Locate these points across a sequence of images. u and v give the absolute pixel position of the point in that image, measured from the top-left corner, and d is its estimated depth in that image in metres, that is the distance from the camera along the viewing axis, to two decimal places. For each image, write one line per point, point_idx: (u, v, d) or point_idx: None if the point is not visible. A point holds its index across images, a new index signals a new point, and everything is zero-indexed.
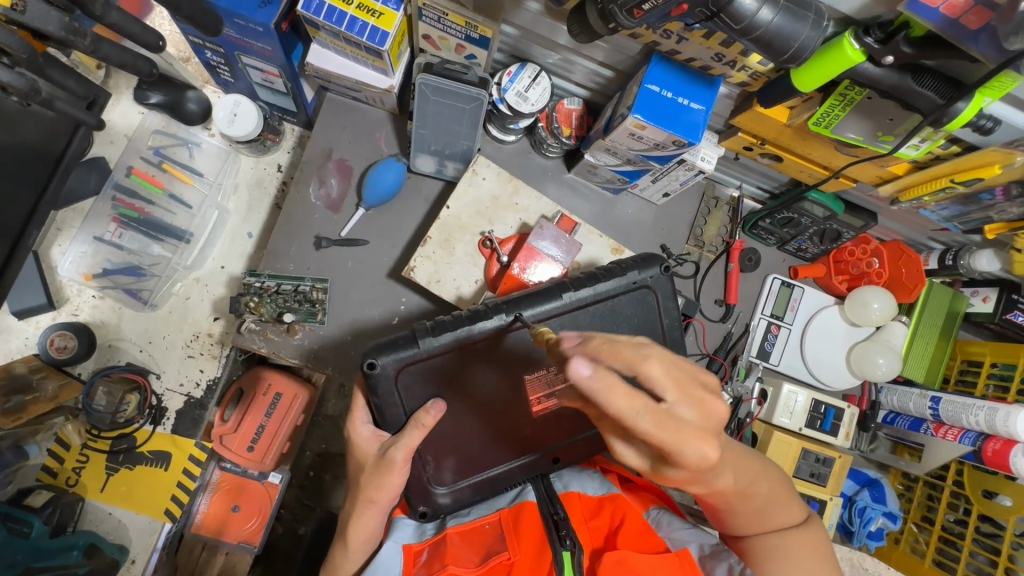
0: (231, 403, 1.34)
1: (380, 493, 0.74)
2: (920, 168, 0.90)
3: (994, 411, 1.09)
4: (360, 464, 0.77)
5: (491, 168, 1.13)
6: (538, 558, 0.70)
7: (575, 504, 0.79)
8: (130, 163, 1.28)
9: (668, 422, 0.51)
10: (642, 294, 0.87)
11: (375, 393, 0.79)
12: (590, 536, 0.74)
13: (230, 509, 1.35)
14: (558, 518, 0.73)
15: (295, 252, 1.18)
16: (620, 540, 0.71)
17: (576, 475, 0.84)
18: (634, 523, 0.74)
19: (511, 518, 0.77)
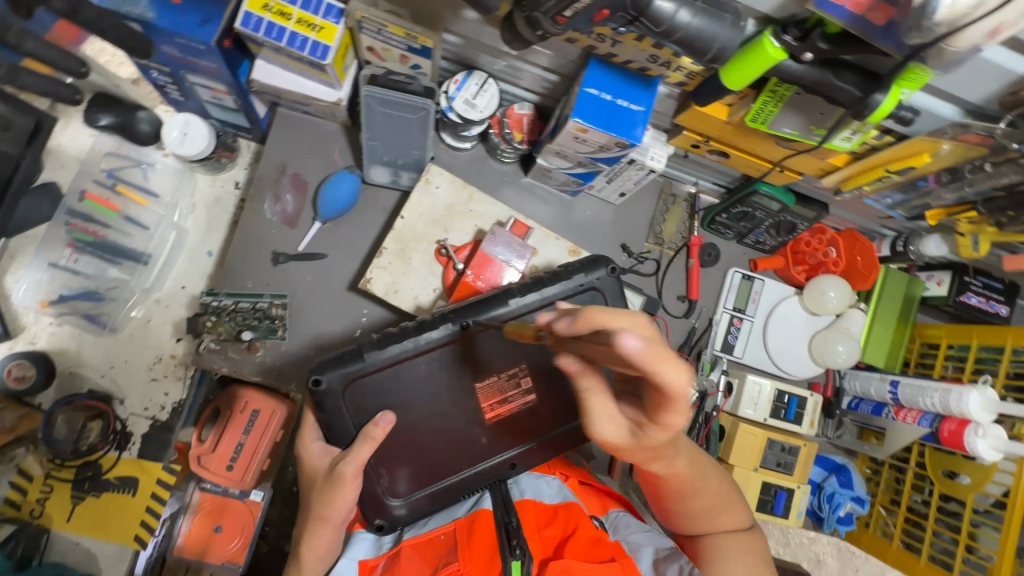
0: (208, 423, 1.29)
1: (328, 511, 0.76)
2: (858, 159, 0.92)
3: (948, 392, 1.11)
4: (311, 480, 0.79)
5: (445, 177, 1.13)
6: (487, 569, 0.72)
7: (530, 512, 0.80)
8: (84, 187, 1.27)
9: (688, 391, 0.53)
10: (590, 296, 0.88)
11: (323, 409, 0.79)
12: (541, 545, 0.76)
13: (212, 530, 1.30)
14: (510, 528, 0.75)
15: (253, 269, 1.18)
16: (568, 550, 0.74)
17: (535, 484, 0.86)
18: (586, 533, 0.77)
19: (465, 528, 0.78)
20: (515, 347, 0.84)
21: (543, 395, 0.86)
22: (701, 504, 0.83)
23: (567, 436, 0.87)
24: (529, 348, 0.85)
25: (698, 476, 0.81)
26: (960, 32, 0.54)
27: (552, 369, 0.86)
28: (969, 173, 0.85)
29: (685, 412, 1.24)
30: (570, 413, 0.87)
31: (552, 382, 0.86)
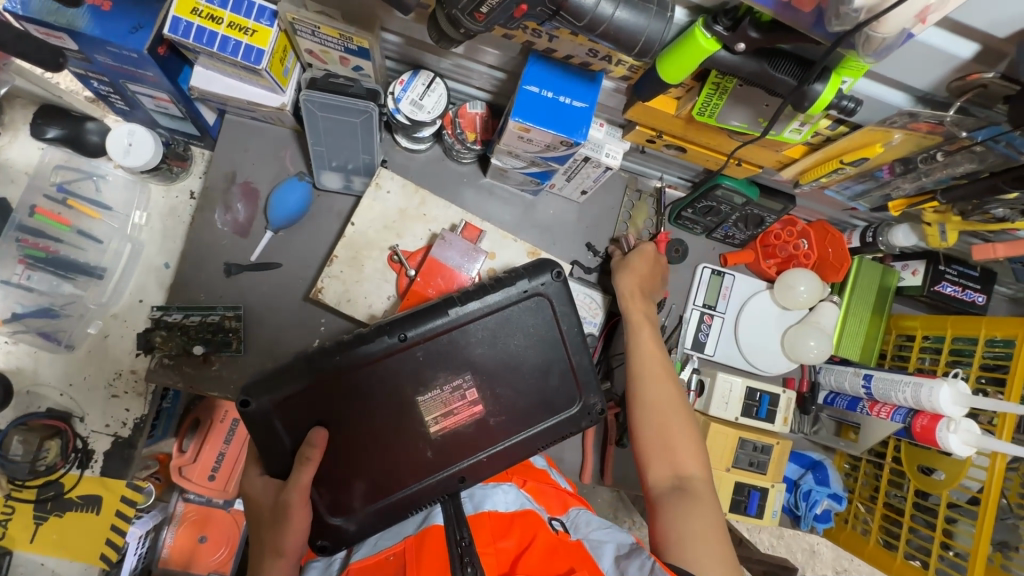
0: (190, 433, 1.37)
1: (285, 543, 0.71)
2: (814, 150, 0.88)
3: (918, 387, 1.08)
4: (256, 512, 0.75)
5: (396, 180, 1.10)
6: None
7: (483, 525, 0.74)
8: (33, 202, 1.22)
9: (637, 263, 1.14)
10: (536, 302, 0.85)
11: (256, 429, 0.76)
12: (495, 561, 0.69)
13: (198, 540, 1.42)
14: (463, 546, 0.69)
15: (205, 282, 1.15)
16: (522, 566, 0.67)
17: (489, 493, 0.80)
18: (544, 542, 0.70)
19: (415, 547, 0.72)
20: (458, 357, 0.81)
21: (490, 406, 0.82)
22: (660, 423, 0.95)
23: (518, 448, 0.84)
24: (473, 358, 0.82)
25: (659, 389, 0.98)
26: (881, 17, 0.52)
27: (498, 379, 0.83)
28: (922, 163, 0.82)
29: None
30: (519, 424, 0.84)
31: (499, 392, 0.83)
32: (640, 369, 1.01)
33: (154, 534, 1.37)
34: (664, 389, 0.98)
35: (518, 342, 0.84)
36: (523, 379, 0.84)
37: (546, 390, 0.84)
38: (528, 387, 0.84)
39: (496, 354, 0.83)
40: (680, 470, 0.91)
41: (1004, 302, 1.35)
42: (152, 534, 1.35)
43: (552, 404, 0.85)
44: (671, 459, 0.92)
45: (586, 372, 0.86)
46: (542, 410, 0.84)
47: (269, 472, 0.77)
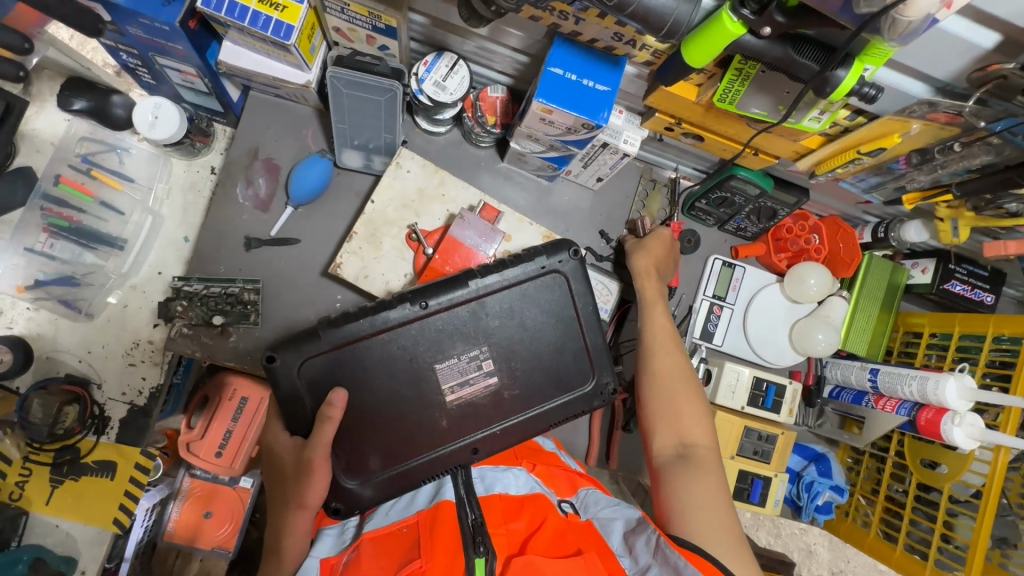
0: (197, 410, 1.45)
1: (306, 498, 0.75)
2: (830, 141, 0.90)
3: (925, 380, 1.09)
4: (281, 470, 0.79)
5: (416, 160, 1.12)
6: (447, 565, 0.65)
7: (495, 506, 0.76)
8: (58, 171, 1.26)
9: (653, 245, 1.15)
10: (553, 279, 0.87)
11: (279, 388, 0.79)
12: (507, 541, 0.71)
13: (203, 515, 1.46)
14: (475, 523, 0.70)
15: (225, 254, 1.17)
16: (530, 546, 0.70)
17: (499, 476, 0.81)
18: (553, 525, 0.74)
19: (429, 520, 0.73)
20: (475, 329, 0.83)
21: (505, 378, 0.84)
22: (669, 394, 0.97)
23: (531, 422, 0.85)
24: (489, 331, 0.84)
25: (670, 362, 1.00)
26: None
27: (513, 353, 0.85)
28: (939, 154, 0.83)
29: None
30: (533, 399, 0.86)
31: (515, 366, 0.85)
32: (652, 343, 1.03)
33: (159, 508, 1.43)
34: (675, 363, 1.00)
35: (534, 317, 0.85)
36: (538, 354, 0.86)
37: (559, 365, 0.86)
38: (543, 362, 0.86)
39: (513, 328, 0.85)
40: (685, 442, 0.93)
41: (1012, 304, 1.36)
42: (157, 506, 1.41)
43: (565, 381, 0.87)
44: (677, 429, 0.94)
45: (599, 350, 0.88)
46: (556, 385, 0.86)
47: (289, 435, 0.79)
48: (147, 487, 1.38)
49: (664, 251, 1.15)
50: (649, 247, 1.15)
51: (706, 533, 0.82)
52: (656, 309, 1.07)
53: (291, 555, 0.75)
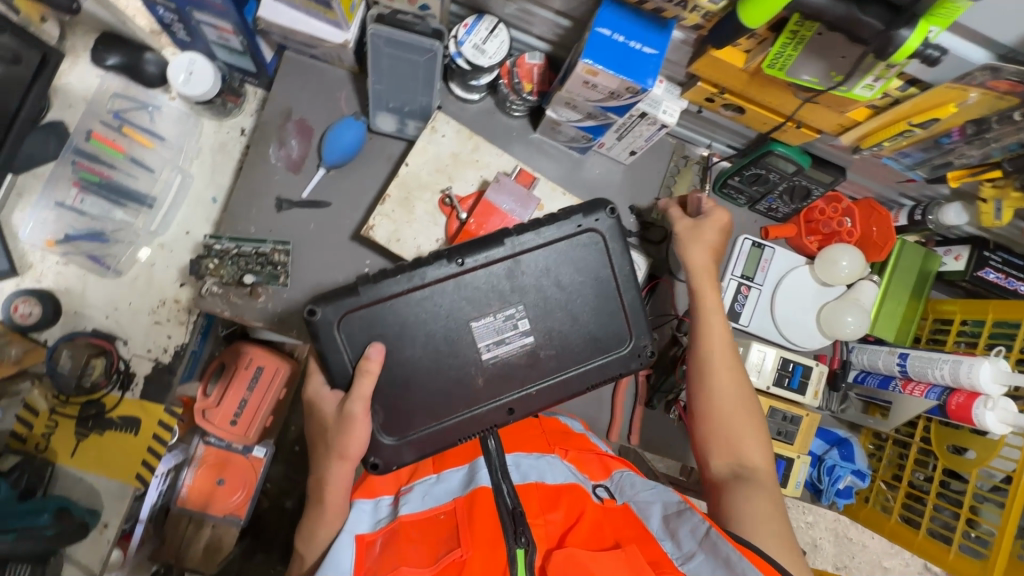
0: (214, 378, 1.47)
1: (348, 449, 0.76)
2: (878, 113, 0.89)
3: (958, 363, 1.10)
4: (321, 422, 0.79)
5: (451, 125, 1.11)
6: (490, 555, 0.68)
7: (533, 496, 0.77)
8: (90, 127, 1.27)
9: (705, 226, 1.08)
10: (589, 238, 0.85)
11: (318, 340, 0.78)
12: (544, 533, 0.74)
13: (215, 483, 1.49)
14: (514, 511, 0.71)
15: (256, 214, 1.17)
16: (569, 539, 0.73)
17: (535, 465, 0.83)
18: (590, 517, 0.76)
19: (467, 506, 0.74)
20: (512, 288, 0.82)
21: (541, 338, 0.84)
22: (725, 413, 0.98)
23: (567, 382, 0.86)
24: (526, 290, 0.83)
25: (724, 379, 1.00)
26: None
27: (550, 313, 0.84)
28: (996, 125, 0.81)
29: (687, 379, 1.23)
30: (569, 360, 0.86)
31: (551, 325, 0.84)
32: (706, 357, 1.01)
33: (174, 474, 1.47)
34: (735, 371, 1.00)
35: (571, 277, 0.85)
36: (574, 315, 0.85)
37: (595, 328, 0.86)
38: (579, 322, 0.85)
39: (550, 288, 0.84)
40: (742, 455, 0.95)
41: None
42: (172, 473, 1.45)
43: (602, 343, 0.87)
44: (735, 442, 0.96)
45: (636, 313, 0.88)
46: (591, 346, 0.86)
47: (329, 388, 0.80)
48: (167, 450, 1.38)
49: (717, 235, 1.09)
50: (707, 234, 1.07)
51: (769, 545, 0.83)
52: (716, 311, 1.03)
53: (333, 504, 0.78)
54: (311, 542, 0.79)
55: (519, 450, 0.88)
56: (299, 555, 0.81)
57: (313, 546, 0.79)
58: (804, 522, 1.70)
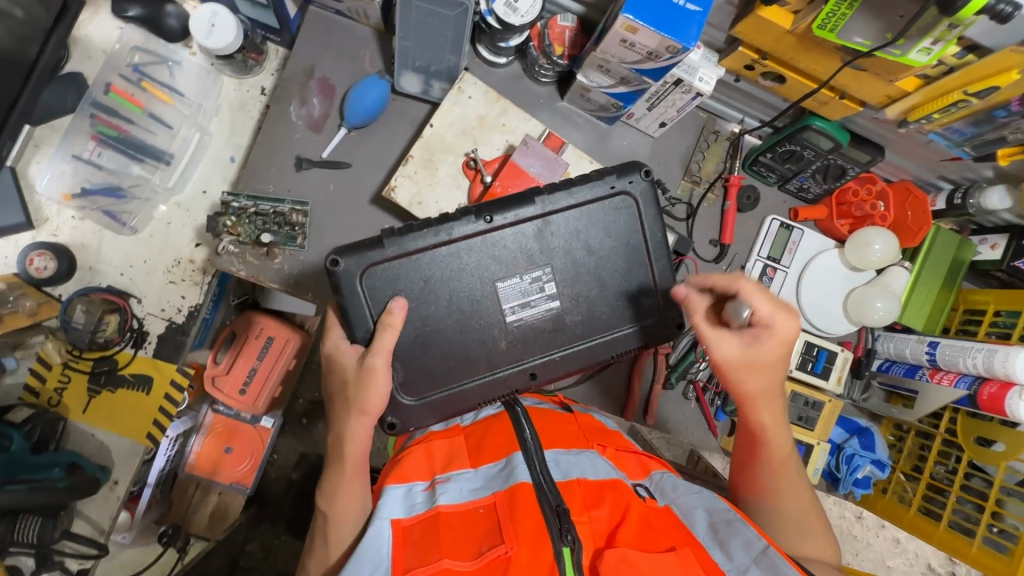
0: (224, 347, 1.47)
1: (368, 404, 0.75)
2: (929, 83, 0.85)
3: (992, 352, 1.06)
4: (339, 376, 0.77)
5: (478, 87, 1.08)
6: (536, 554, 0.65)
7: (576, 491, 0.72)
8: (109, 80, 1.24)
9: (759, 323, 0.77)
10: (622, 201, 0.83)
11: (340, 291, 0.77)
12: (589, 531, 0.70)
13: (223, 450, 1.48)
14: (561, 509, 0.68)
15: (275, 174, 1.14)
16: (619, 538, 0.68)
17: (575, 461, 0.78)
18: (637, 513, 0.72)
19: (506, 500, 0.69)
20: (541, 249, 0.80)
21: (567, 303, 0.82)
22: (788, 511, 0.85)
23: (593, 349, 0.84)
24: (554, 252, 0.81)
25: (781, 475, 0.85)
26: None
27: (578, 278, 0.82)
28: None
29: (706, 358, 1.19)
30: (595, 328, 0.84)
31: (579, 290, 0.82)
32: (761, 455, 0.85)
33: (183, 440, 1.46)
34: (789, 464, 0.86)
35: (601, 241, 0.83)
36: (602, 281, 0.83)
37: (623, 295, 0.84)
38: (607, 289, 0.83)
39: (579, 252, 0.82)
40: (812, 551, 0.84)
41: None
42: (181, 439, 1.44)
43: (629, 312, 0.85)
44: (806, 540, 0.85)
45: (665, 281, 0.86)
46: (618, 315, 0.84)
47: (348, 341, 0.78)
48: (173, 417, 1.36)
49: (774, 329, 0.78)
50: (764, 363, 0.79)
51: None
52: (778, 425, 0.84)
53: (353, 457, 0.78)
54: (332, 496, 0.78)
55: (556, 446, 0.81)
56: (321, 511, 0.78)
57: (337, 502, 0.77)
58: None
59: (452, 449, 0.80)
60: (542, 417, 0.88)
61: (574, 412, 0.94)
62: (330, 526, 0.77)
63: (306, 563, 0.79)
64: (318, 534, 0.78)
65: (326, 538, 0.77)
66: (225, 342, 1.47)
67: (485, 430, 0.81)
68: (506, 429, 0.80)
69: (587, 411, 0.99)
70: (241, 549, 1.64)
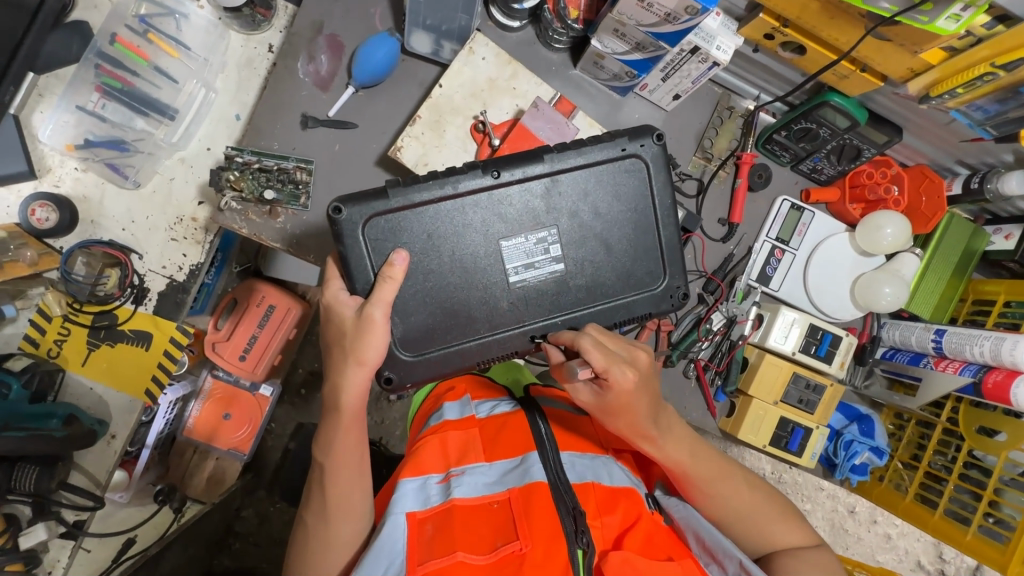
0: (224, 314, 1.46)
1: (367, 355, 0.75)
2: (954, 55, 0.83)
3: (1001, 341, 1.04)
4: (337, 326, 0.77)
5: (490, 48, 1.05)
6: (549, 553, 0.74)
7: (591, 496, 0.81)
8: (114, 30, 1.20)
9: (603, 381, 0.75)
10: (632, 164, 0.82)
11: (341, 240, 0.77)
12: (600, 535, 0.79)
13: (222, 416, 1.48)
14: (576, 511, 0.78)
15: (280, 131, 1.12)
16: (625, 543, 0.77)
17: (589, 466, 0.87)
18: (642, 528, 0.81)
19: (522, 498, 0.79)
20: (547, 209, 0.79)
21: (572, 267, 0.81)
22: (740, 513, 0.89)
23: (597, 316, 0.83)
24: (560, 213, 0.79)
25: (721, 482, 0.88)
26: None
27: (584, 241, 0.80)
28: None
29: (709, 337, 1.21)
30: (599, 295, 0.83)
31: (584, 254, 0.81)
32: (693, 476, 0.87)
33: (181, 405, 1.46)
34: (721, 467, 0.90)
35: (609, 204, 0.81)
36: (608, 246, 0.82)
37: (630, 262, 0.83)
38: (612, 255, 0.82)
39: (586, 214, 0.80)
40: (776, 541, 0.89)
41: None
42: (180, 403, 1.44)
43: (636, 281, 0.84)
44: (767, 533, 0.89)
45: (673, 251, 0.85)
46: (624, 281, 0.83)
47: (349, 293, 0.77)
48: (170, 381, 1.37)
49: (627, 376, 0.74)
50: (622, 407, 0.77)
51: None
52: (667, 449, 0.85)
53: (349, 407, 0.80)
54: (330, 447, 0.82)
55: (571, 448, 0.90)
56: (318, 462, 0.83)
57: (332, 451, 0.82)
58: (800, 509, 1.68)
59: (468, 441, 0.89)
60: (557, 420, 0.96)
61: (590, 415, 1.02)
62: (327, 476, 0.82)
63: (304, 515, 0.85)
64: (315, 483, 0.84)
65: (323, 488, 0.82)
66: (227, 309, 1.47)
67: (503, 425, 0.91)
68: (519, 428, 0.90)
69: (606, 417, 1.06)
70: (236, 515, 1.66)
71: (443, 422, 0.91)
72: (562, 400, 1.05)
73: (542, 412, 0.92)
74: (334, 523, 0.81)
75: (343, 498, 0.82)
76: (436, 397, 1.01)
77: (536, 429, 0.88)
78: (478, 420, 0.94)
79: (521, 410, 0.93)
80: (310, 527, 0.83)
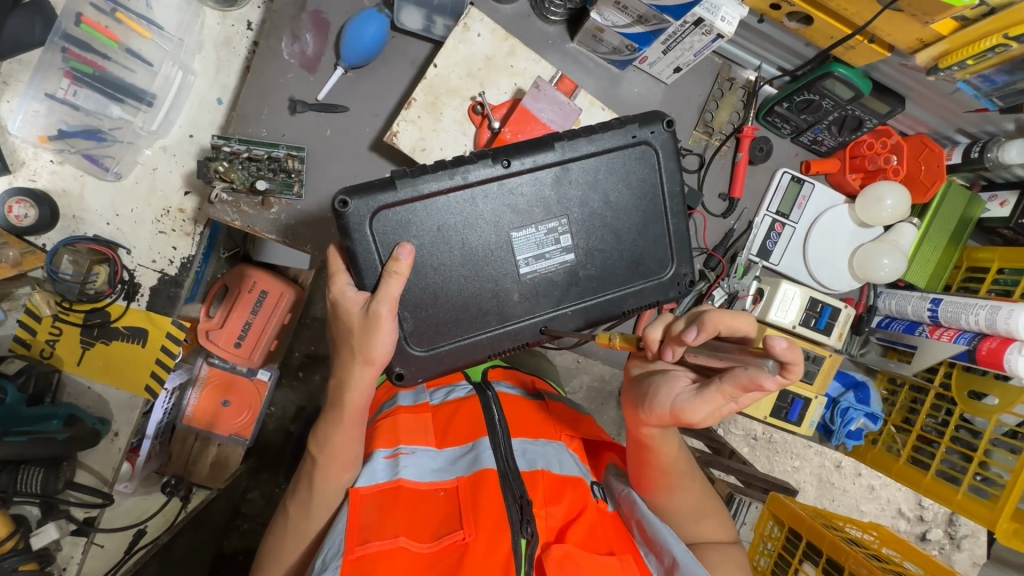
0: (214, 301, 1.41)
1: (375, 354, 0.74)
2: (965, 26, 0.83)
3: (995, 310, 1.07)
4: (345, 324, 0.75)
5: (485, 24, 1.01)
6: (489, 549, 0.74)
7: (539, 484, 0.83)
8: (79, 9, 1.12)
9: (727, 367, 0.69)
10: (643, 150, 0.83)
11: (349, 234, 0.75)
12: (545, 525, 0.79)
13: (220, 403, 1.44)
14: (524, 501, 0.79)
15: (267, 116, 1.07)
16: (570, 536, 0.78)
17: (542, 453, 0.88)
18: (588, 519, 0.82)
19: (469, 488, 0.81)
20: (558, 198, 0.80)
21: (582, 257, 0.82)
22: (692, 503, 0.88)
23: (606, 305, 0.85)
24: (572, 202, 0.80)
25: (684, 481, 0.87)
26: None
27: (593, 230, 0.82)
28: None
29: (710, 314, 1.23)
30: (609, 283, 0.84)
31: (593, 244, 0.82)
32: (666, 463, 0.84)
33: (179, 393, 1.42)
34: (687, 470, 0.86)
35: (619, 192, 0.82)
36: (617, 234, 0.83)
37: (641, 248, 0.84)
38: (621, 243, 0.83)
39: (596, 203, 0.81)
40: (708, 533, 0.90)
41: None
42: (176, 392, 1.40)
43: (643, 268, 0.86)
44: (706, 523, 0.90)
45: (681, 237, 0.86)
46: (633, 270, 0.85)
47: (357, 289, 0.76)
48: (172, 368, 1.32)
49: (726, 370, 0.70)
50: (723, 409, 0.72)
51: None
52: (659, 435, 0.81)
53: (353, 405, 0.80)
54: (327, 443, 0.82)
55: (523, 435, 0.92)
56: (312, 457, 0.84)
57: (326, 450, 0.82)
58: (790, 466, 1.75)
59: (416, 423, 0.92)
60: (511, 403, 0.99)
61: (544, 399, 1.04)
62: (318, 470, 0.83)
63: (287, 503, 0.87)
64: (304, 477, 0.85)
65: (313, 485, 0.84)
66: (217, 297, 1.42)
67: (454, 414, 0.95)
68: (473, 414, 0.93)
69: (559, 399, 1.07)
70: (243, 497, 1.63)
71: (397, 406, 0.96)
72: (518, 385, 1.07)
73: (496, 399, 0.95)
74: (316, 515, 0.85)
75: (330, 492, 0.84)
76: (391, 386, 1.05)
77: (490, 413, 0.92)
78: (431, 407, 0.98)
79: (474, 395, 0.97)
80: (291, 517, 0.86)
